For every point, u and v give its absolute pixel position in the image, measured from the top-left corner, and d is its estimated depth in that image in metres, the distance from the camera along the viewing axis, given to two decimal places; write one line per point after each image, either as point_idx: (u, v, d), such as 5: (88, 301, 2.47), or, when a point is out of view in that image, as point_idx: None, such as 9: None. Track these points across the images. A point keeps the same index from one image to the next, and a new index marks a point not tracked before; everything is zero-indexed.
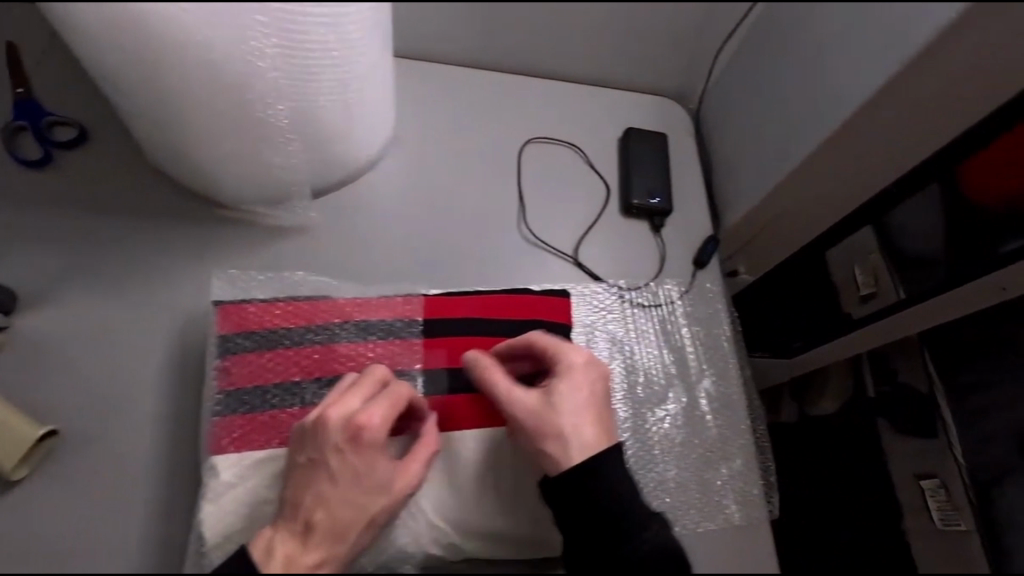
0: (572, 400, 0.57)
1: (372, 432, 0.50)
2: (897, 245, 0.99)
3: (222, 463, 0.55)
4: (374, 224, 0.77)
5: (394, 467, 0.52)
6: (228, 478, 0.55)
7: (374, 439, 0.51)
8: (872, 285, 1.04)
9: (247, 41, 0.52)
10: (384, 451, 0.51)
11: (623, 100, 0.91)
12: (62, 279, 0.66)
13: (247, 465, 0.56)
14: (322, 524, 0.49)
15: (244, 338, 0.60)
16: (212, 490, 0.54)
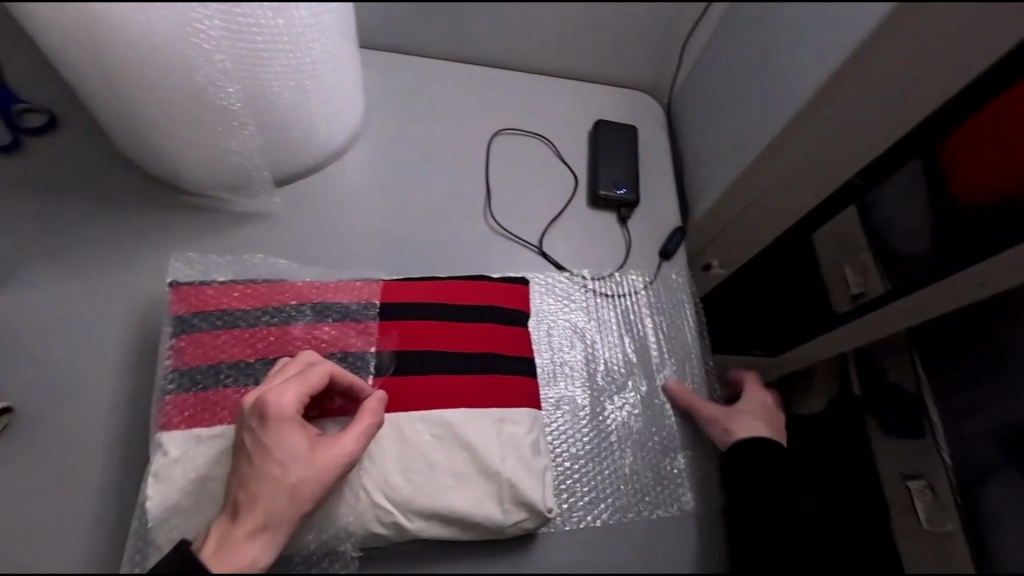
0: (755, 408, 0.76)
1: (277, 405, 0.52)
2: (881, 241, 0.95)
3: (170, 439, 0.56)
4: (338, 212, 0.78)
5: (311, 439, 0.53)
6: (174, 454, 0.55)
7: (280, 412, 0.52)
8: (861, 284, 1.00)
9: (191, 24, 0.52)
10: (296, 423, 0.53)
11: (592, 94, 0.93)
12: (23, 261, 0.67)
13: (192, 442, 0.56)
14: (245, 499, 0.50)
15: (199, 317, 0.61)
16: (158, 467, 0.55)
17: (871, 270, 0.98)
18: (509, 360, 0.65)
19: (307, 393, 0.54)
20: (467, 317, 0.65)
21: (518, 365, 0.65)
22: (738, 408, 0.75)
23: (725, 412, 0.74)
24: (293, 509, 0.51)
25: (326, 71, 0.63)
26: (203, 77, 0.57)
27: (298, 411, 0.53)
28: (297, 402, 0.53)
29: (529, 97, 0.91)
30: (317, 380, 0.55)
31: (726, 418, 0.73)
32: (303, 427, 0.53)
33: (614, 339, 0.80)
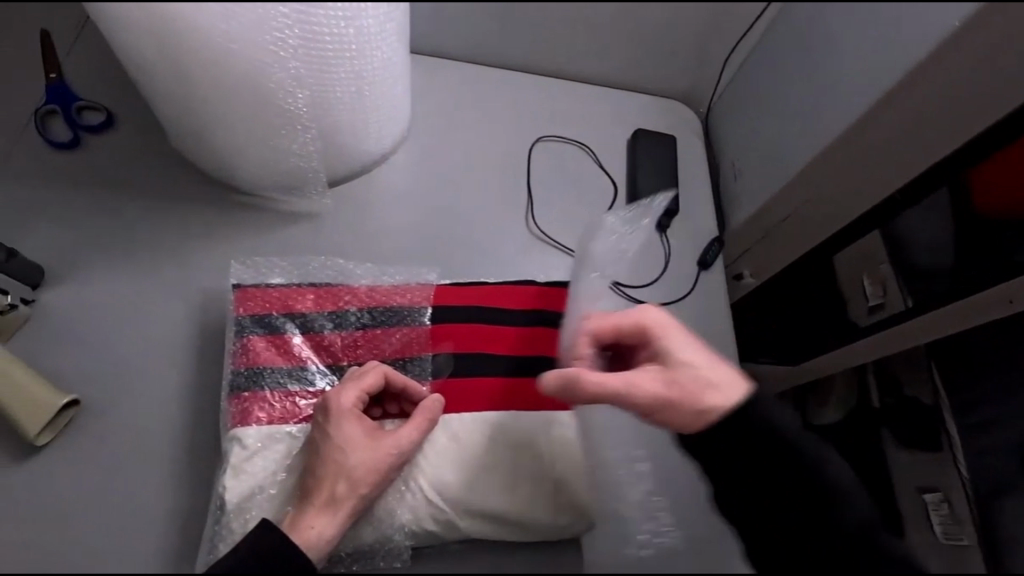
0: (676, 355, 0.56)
1: (336, 401, 0.56)
2: (908, 256, 0.92)
3: (243, 435, 0.57)
4: (385, 215, 0.79)
5: (369, 433, 0.56)
6: (248, 449, 0.57)
7: (339, 407, 0.56)
8: (881, 295, 0.97)
9: (270, 32, 0.54)
10: (355, 418, 0.56)
11: (632, 104, 0.94)
12: (85, 256, 0.69)
13: (266, 436, 0.58)
14: (312, 482, 0.54)
15: (264, 319, 0.63)
16: (230, 460, 0.56)
17: (890, 283, 0.95)
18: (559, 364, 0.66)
19: (365, 391, 0.57)
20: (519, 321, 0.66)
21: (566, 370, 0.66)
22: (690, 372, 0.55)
23: (713, 384, 0.55)
24: (352, 496, 0.54)
25: (384, 77, 0.65)
26: (275, 83, 0.58)
27: (357, 407, 0.57)
28: (355, 398, 0.57)
29: (572, 105, 0.92)
30: (374, 380, 0.58)
31: (686, 403, 0.54)
32: (362, 421, 0.56)
33: None
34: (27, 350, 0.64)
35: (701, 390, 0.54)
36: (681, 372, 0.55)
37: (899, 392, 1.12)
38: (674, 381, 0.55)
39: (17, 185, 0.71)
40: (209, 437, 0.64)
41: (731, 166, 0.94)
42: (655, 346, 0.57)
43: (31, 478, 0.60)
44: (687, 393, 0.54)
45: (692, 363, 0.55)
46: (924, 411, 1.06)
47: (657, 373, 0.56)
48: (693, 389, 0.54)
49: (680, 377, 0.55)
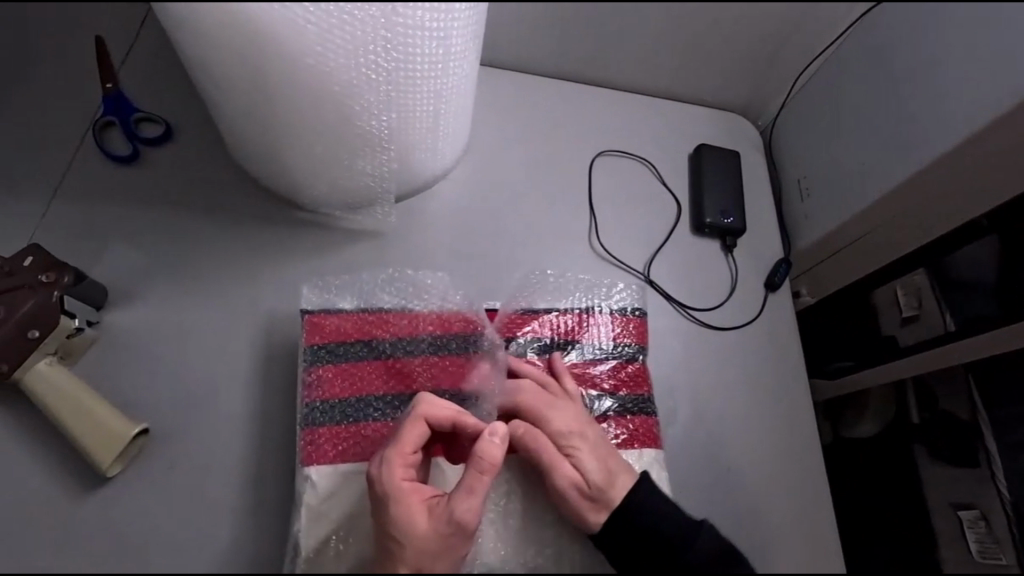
0: (598, 453, 0.59)
1: (382, 478, 0.54)
2: (948, 271, 0.93)
3: (313, 474, 0.58)
4: (446, 230, 0.77)
5: (425, 506, 0.53)
6: (319, 489, 0.58)
7: (386, 482, 0.53)
8: (915, 307, 0.99)
9: (364, 54, 0.51)
10: (402, 491, 0.53)
11: (693, 118, 0.92)
12: (149, 277, 0.67)
13: (342, 473, 0.59)
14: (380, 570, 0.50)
15: (335, 348, 0.63)
16: (301, 504, 0.57)
17: (925, 293, 0.96)
18: (618, 397, 0.67)
19: (410, 454, 0.55)
20: (588, 354, 0.69)
21: (625, 402, 0.67)
22: (593, 488, 0.58)
23: (616, 488, 0.58)
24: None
25: (460, 94, 0.63)
26: (360, 106, 0.56)
27: (407, 478, 0.54)
28: (402, 470, 0.54)
29: (633, 120, 0.89)
30: (414, 438, 0.56)
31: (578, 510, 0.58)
32: (415, 493, 0.53)
33: (726, 373, 0.78)
34: (91, 376, 0.62)
35: (601, 490, 0.57)
36: (595, 469, 0.58)
37: (934, 407, 1.06)
38: (581, 472, 0.58)
39: (76, 201, 0.69)
40: (281, 466, 0.62)
41: (797, 184, 0.92)
42: (581, 436, 0.60)
43: (100, 510, 0.58)
44: (588, 487, 0.57)
45: (598, 481, 0.58)
46: (960, 427, 1.01)
47: (573, 465, 0.58)
48: (595, 487, 0.58)
49: (592, 474, 0.58)
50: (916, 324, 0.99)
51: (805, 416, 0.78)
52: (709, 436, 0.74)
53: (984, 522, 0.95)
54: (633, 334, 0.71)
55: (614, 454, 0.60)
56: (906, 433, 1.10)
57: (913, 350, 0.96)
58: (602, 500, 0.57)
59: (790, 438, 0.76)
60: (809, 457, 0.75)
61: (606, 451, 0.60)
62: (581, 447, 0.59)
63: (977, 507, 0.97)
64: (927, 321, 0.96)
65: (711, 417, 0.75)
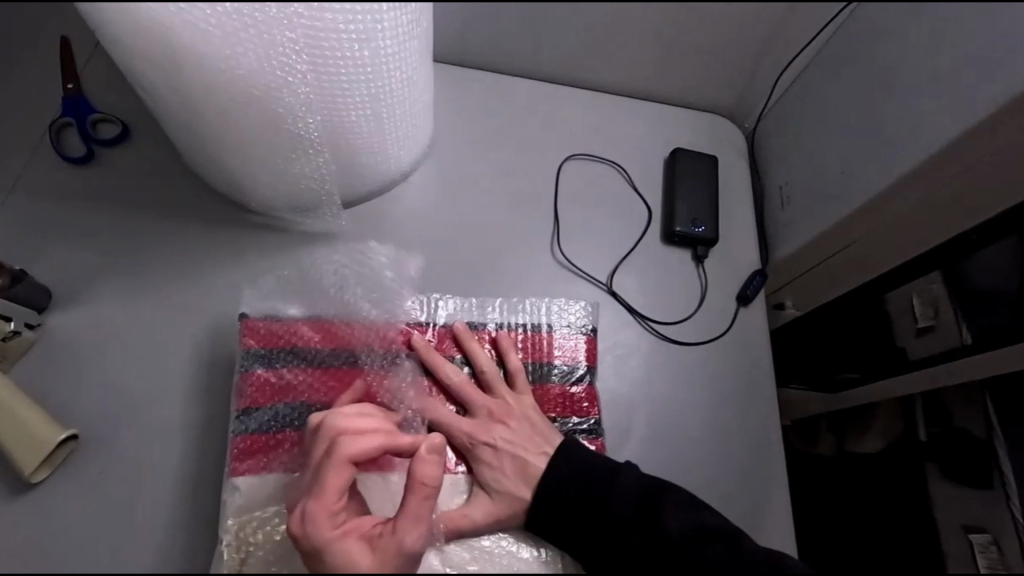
0: (520, 427, 0.63)
1: (310, 530, 0.47)
2: (968, 281, 0.81)
3: (237, 483, 0.57)
4: (398, 237, 0.74)
5: (367, 542, 0.47)
6: (241, 499, 0.57)
7: (316, 533, 0.47)
8: (930, 317, 0.89)
9: (276, 55, 0.50)
10: (337, 536, 0.46)
11: (671, 121, 0.88)
12: (93, 280, 0.67)
13: (269, 486, 0.57)
14: None
15: (271, 355, 0.62)
16: (223, 514, 0.56)
17: (943, 302, 0.86)
18: (557, 420, 0.67)
19: (337, 493, 0.50)
20: (532, 375, 0.68)
21: (564, 425, 0.67)
22: (513, 469, 0.61)
23: (536, 459, 0.61)
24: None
25: (403, 97, 0.60)
26: (284, 108, 0.54)
27: (338, 524, 0.48)
28: (331, 515, 0.48)
29: (606, 122, 0.86)
30: (341, 476, 0.51)
31: (510, 496, 0.60)
32: (354, 533, 0.47)
33: (688, 390, 0.74)
34: (28, 379, 0.62)
35: (524, 462, 0.61)
36: (520, 443, 0.62)
37: (947, 422, 0.93)
38: (505, 449, 0.62)
39: (27, 202, 0.69)
40: (213, 476, 0.61)
41: (778, 191, 0.90)
42: (504, 412, 0.64)
43: (25, 515, 0.58)
44: (514, 461, 0.61)
45: (518, 459, 0.61)
46: (976, 447, 0.89)
47: (496, 442, 0.62)
48: (519, 462, 0.61)
49: (515, 447, 0.62)
50: (933, 336, 0.89)
51: (769, 437, 0.75)
52: (666, 458, 0.71)
53: (996, 548, 0.81)
54: (576, 355, 0.70)
55: (540, 423, 0.64)
56: (913, 451, 0.96)
57: (925, 365, 0.89)
58: (527, 473, 0.61)
59: (751, 460, 0.73)
60: (769, 480, 0.73)
61: (531, 423, 0.64)
62: (494, 425, 0.63)
63: (988, 531, 0.83)
64: (944, 336, 0.87)
65: (669, 437, 0.72)
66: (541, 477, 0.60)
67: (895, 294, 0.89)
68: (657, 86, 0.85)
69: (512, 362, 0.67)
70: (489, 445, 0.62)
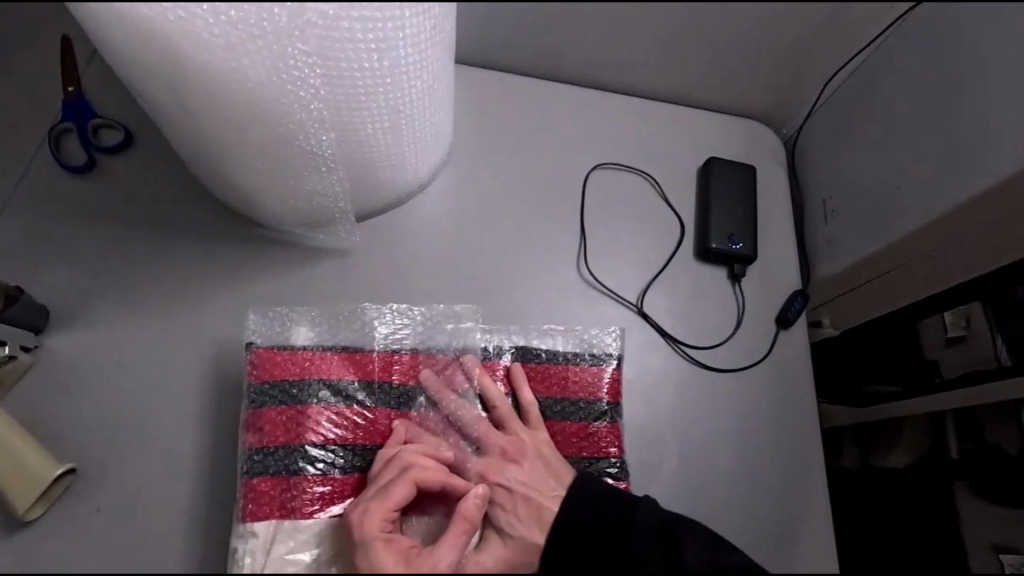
0: (533, 468, 0.59)
1: (360, 528, 0.48)
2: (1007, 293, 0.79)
3: (254, 529, 0.53)
4: (415, 254, 0.69)
5: (402, 557, 0.46)
6: (257, 547, 0.52)
7: (365, 535, 0.48)
8: (962, 329, 0.86)
9: (288, 69, 0.45)
10: (382, 543, 0.47)
11: (705, 128, 0.82)
12: (93, 299, 0.63)
13: (283, 527, 0.53)
14: None
15: (279, 389, 0.57)
16: (235, 565, 0.52)
17: (975, 314, 0.83)
18: (575, 460, 0.62)
19: (391, 509, 0.50)
20: (550, 412, 0.63)
21: (584, 465, 0.62)
22: (527, 515, 0.57)
23: (549, 500, 0.57)
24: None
25: (423, 109, 0.55)
26: (296, 124, 0.50)
27: (386, 531, 0.49)
28: (382, 522, 0.49)
29: (637, 129, 0.80)
30: (399, 493, 0.51)
31: (526, 543, 0.55)
32: (394, 545, 0.47)
33: (723, 419, 0.70)
34: (24, 406, 0.59)
35: (537, 506, 0.57)
36: (534, 485, 0.58)
37: (978, 437, 0.86)
38: (520, 490, 0.57)
39: (24, 216, 0.66)
40: (217, 513, 0.57)
41: (821, 205, 0.85)
42: (518, 452, 0.59)
43: (17, 556, 0.54)
44: (526, 503, 0.57)
45: (536, 501, 0.57)
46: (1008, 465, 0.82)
47: (509, 484, 0.57)
48: (532, 505, 0.57)
49: (528, 489, 0.57)
50: (965, 347, 0.85)
51: (813, 473, 0.69)
52: (700, 496, 0.66)
53: None
54: (597, 389, 0.65)
55: (555, 463, 0.59)
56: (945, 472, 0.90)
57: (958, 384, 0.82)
58: (542, 517, 0.57)
59: (792, 499, 0.68)
60: (813, 519, 0.67)
61: (546, 464, 0.59)
62: (505, 464, 0.59)
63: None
64: (978, 348, 0.84)
65: (702, 473, 0.67)
66: (553, 520, 0.56)
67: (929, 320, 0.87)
68: (691, 89, 0.79)
69: (524, 397, 0.62)
70: (506, 487, 0.58)
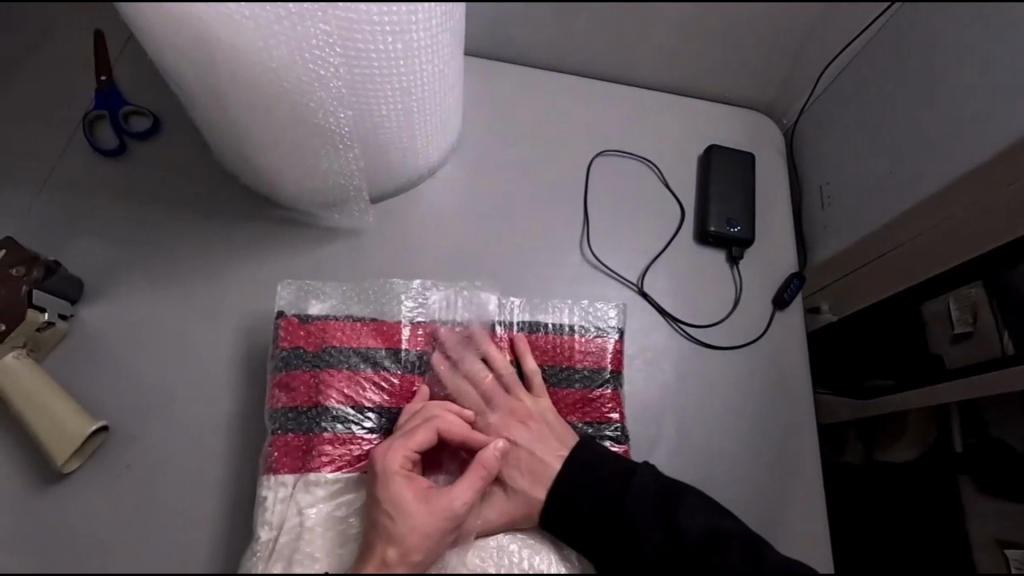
0: (539, 431, 0.62)
1: (383, 460, 0.53)
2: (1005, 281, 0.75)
3: (283, 480, 0.57)
4: (424, 235, 0.73)
5: (420, 492, 0.52)
6: (284, 496, 0.57)
7: (386, 467, 0.53)
8: (969, 324, 0.82)
9: (310, 49, 0.49)
10: (403, 477, 0.52)
11: (706, 117, 0.85)
12: (123, 274, 0.67)
13: (303, 483, 0.57)
14: (364, 547, 0.50)
15: (303, 354, 0.62)
16: (263, 511, 0.56)
17: (981, 307, 0.79)
18: (579, 426, 0.65)
19: (414, 448, 0.55)
20: (555, 379, 0.67)
21: (587, 430, 0.65)
22: (531, 473, 0.60)
23: (548, 458, 0.60)
24: (406, 564, 0.49)
25: (433, 91, 0.59)
26: (316, 102, 0.54)
27: (407, 467, 0.54)
28: (404, 458, 0.54)
29: (640, 117, 0.83)
30: (423, 437, 0.56)
31: (527, 498, 0.59)
32: (413, 481, 0.53)
33: (723, 395, 0.72)
34: (63, 370, 0.63)
35: (539, 464, 0.60)
36: (535, 444, 0.61)
37: (983, 432, 0.82)
38: (526, 452, 0.60)
39: (60, 195, 0.70)
40: (236, 476, 0.61)
41: (819, 191, 0.87)
42: (523, 415, 0.63)
43: (55, 507, 0.58)
44: (527, 460, 0.60)
45: (538, 458, 0.60)
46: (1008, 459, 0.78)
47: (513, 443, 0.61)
48: (535, 462, 0.60)
49: (529, 449, 0.61)
50: (971, 341, 0.81)
51: (806, 449, 0.72)
52: (695, 475, 0.69)
53: None
54: (602, 358, 0.68)
55: (556, 426, 0.62)
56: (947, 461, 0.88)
57: (956, 370, 0.83)
58: (541, 474, 0.60)
59: (785, 473, 0.70)
60: (805, 504, 0.69)
61: (549, 427, 0.62)
62: (511, 424, 0.62)
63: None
64: (981, 343, 0.80)
65: (700, 449, 0.70)
66: (554, 478, 0.59)
67: (934, 305, 0.86)
68: (692, 79, 0.82)
69: (528, 367, 0.65)
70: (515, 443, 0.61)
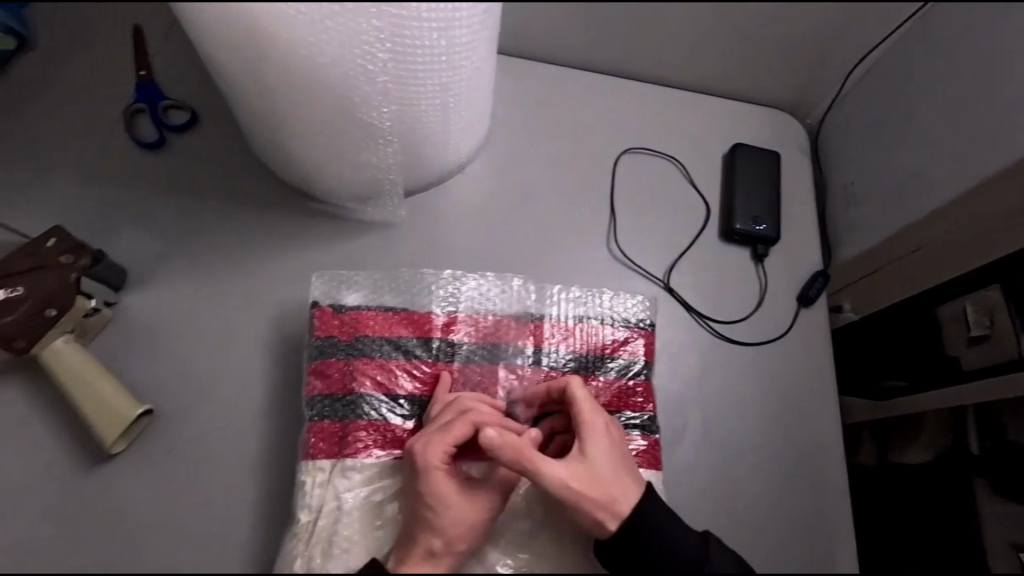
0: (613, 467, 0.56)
1: (423, 458, 0.54)
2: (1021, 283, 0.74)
3: (321, 465, 0.59)
4: (453, 228, 0.74)
5: (459, 488, 0.54)
6: (322, 480, 0.58)
7: (427, 465, 0.54)
8: (985, 327, 0.81)
9: (360, 45, 0.50)
10: (445, 475, 0.54)
11: (732, 115, 0.85)
12: (164, 263, 0.69)
13: (339, 469, 0.59)
14: (407, 531, 0.54)
15: (339, 343, 0.63)
16: (303, 494, 0.58)
17: (998, 309, 0.79)
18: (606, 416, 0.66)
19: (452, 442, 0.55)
20: (585, 370, 0.68)
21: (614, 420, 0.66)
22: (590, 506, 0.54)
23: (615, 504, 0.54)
24: (450, 551, 0.53)
25: (470, 86, 0.60)
26: (361, 97, 0.55)
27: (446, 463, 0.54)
28: (442, 455, 0.54)
29: (666, 115, 0.84)
30: (460, 433, 0.55)
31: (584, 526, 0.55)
32: (453, 477, 0.54)
33: (747, 390, 0.73)
34: (106, 355, 0.65)
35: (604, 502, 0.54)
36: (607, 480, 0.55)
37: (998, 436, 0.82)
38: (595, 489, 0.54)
39: (101, 186, 0.72)
40: (274, 461, 0.63)
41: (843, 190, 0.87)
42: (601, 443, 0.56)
43: (100, 486, 0.60)
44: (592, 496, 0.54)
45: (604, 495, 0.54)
46: None
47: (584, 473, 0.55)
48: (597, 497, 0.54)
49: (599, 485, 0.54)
50: (988, 344, 0.80)
51: (830, 445, 0.73)
52: (719, 468, 0.70)
53: None
54: (631, 350, 0.69)
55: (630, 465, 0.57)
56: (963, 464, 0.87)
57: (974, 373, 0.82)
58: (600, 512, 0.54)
59: (809, 468, 0.71)
60: (827, 500, 0.70)
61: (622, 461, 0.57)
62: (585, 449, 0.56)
63: None
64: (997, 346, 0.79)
65: (724, 443, 0.71)
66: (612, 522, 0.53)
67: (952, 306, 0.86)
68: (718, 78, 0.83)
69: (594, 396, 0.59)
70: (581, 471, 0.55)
